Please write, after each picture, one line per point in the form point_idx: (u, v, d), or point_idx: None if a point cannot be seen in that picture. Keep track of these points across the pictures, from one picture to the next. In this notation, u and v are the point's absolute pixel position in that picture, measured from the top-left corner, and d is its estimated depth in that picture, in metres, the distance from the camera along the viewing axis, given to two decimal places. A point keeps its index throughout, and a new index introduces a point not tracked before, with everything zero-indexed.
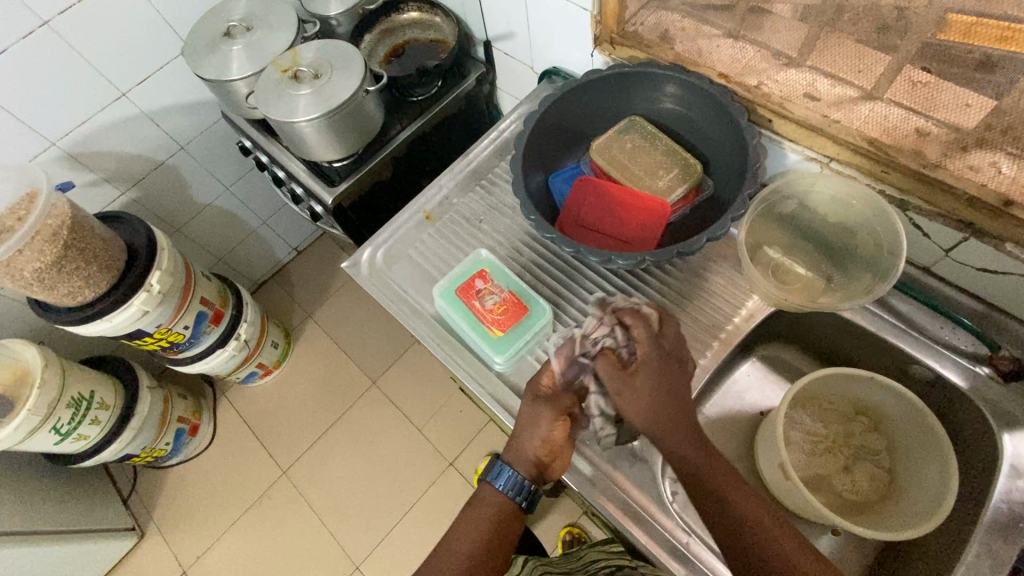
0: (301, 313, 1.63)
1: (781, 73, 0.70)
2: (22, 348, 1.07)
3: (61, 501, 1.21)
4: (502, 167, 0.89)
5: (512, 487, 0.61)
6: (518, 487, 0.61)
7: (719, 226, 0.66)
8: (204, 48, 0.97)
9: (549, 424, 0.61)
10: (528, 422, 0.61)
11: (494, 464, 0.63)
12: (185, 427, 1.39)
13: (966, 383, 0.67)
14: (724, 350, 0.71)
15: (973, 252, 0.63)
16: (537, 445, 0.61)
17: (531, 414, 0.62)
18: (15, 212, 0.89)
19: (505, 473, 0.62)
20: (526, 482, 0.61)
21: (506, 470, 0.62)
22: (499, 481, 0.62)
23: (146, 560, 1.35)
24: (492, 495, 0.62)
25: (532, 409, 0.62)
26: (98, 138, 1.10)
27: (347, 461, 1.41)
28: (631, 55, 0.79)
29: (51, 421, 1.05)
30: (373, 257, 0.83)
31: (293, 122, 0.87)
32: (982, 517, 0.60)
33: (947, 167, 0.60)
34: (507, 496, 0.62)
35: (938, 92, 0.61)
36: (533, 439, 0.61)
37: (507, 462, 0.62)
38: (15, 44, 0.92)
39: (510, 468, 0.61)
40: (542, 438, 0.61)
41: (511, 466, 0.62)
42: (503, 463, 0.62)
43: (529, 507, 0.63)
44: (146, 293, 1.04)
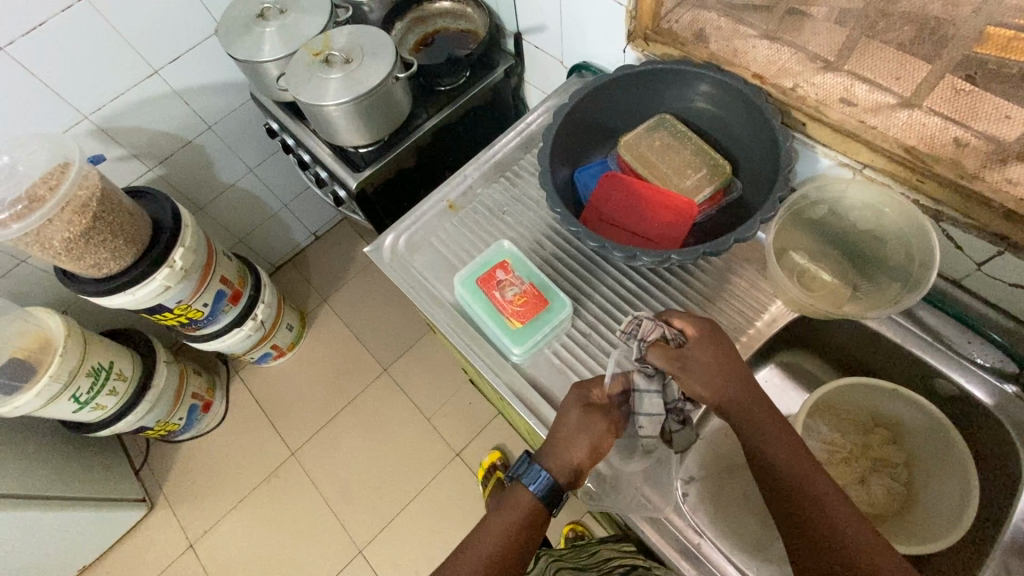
0: (317, 297, 1.64)
1: (818, 77, 0.70)
2: (46, 317, 1.09)
3: (76, 467, 1.23)
4: (527, 159, 0.89)
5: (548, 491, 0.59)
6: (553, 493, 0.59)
7: (748, 227, 0.65)
8: (237, 28, 0.98)
9: (601, 437, 0.60)
10: (578, 429, 0.60)
11: (528, 466, 0.60)
12: (199, 403, 1.41)
13: (991, 401, 0.66)
14: (744, 353, 0.70)
15: (1006, 267, 0.61)
16: (584, 455, 0.60)
17: (582, 424, 0.60)
18: (47, 181, 0.91)
19: (542, 476, 0.59)
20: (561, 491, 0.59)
21: (543, 476, 0.59)
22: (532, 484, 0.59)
23: (155, 532, 1.37)
24: (523, 499, 0.59)
25: (583, 419, 0.61)
26: (128, 113, 1.12)
27: (356, 446, 1.42)
28: (664, 52, 0.78)
29: (71, 389, 1.06)
30: (395, 243, 0.83)
31: (322, 105, 0.88)
32: (1002, 537, 0.59)
33: (986, 179, 0.59)
34: (540, 500, 0.59)
35: (981, 102, 0.62)
36: (581, 450, 0.60)
37: (546, 467, 0.59)
38: (56, 16, 0.94)
39: (548, 472, 0.59)
40: (589, 447, 0.60)
41: (551, 472, 0.59)
42: (540, 465, 0.59)
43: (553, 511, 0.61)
44: (168, 269, 1.05)
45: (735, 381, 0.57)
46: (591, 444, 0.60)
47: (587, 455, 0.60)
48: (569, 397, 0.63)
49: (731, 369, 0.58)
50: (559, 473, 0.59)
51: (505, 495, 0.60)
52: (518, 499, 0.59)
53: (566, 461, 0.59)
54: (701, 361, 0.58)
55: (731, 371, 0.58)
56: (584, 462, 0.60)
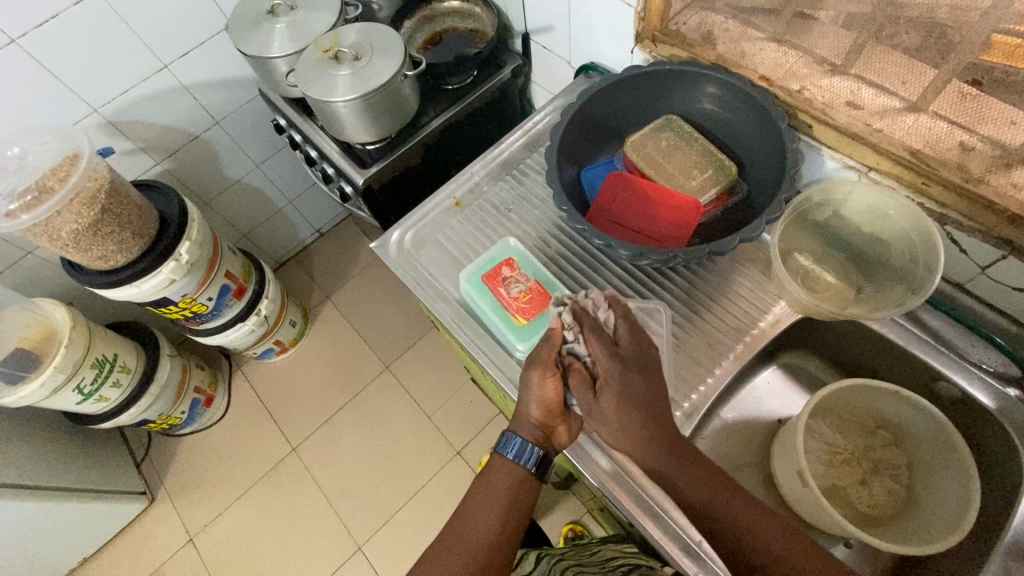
0: (320, 293, 1.65)
1: (826, 79, 0.70)
2: (52, 308, 1.09)
3: (78, 458, 1.24)
4: (534, 158, 0.89)
5: (523, 454, 0.62)
6: (529, 453, 0.62)
7: (753, 228, 0.65)
8: (247, 24, 0.99)
9: (545, 387, 0.62)
10: (523, 388, 0.64)
11: (503, 436, 0.64)
12: (201, 397, 1.41)
13: (994, 405, 0.66)
14: (748, 353, 0.71)
15: (1010, 270, 0.62)
16: (537, 410, 0.62)
17: (523, 382, 0.64)
18: (56, 173, 0.91)
19: (515, 441, 0.63)
20: (532, 447, 0.62)
21: (513, 439, 0.63)
22: (510, 450, 0.63)
23: (155, 525, 1.38)
24: (506, 467, 0.63)
25: (524, 376, 0.64)
26: (137, 107, 1.12)
27: (357, 442, 1.43)
28: (672, 53, 0.78)
29: (75, 380, 1.07)
30: (402, 240, 0.83)
31: (330, 102, 0.88)
32: (1003, 540, 0.60)
33: (990, 183, 0.59)
34: (523, 466, 0.63)
35: (987, 107, 0.62)
36: (531, 404, 0.62)
37: (513, 431, 0.64)
38: (68, 10, 0.94)
39: (521, 437, 0.63)
40: (540, 403, 0.62)
41: (519, 433, 0.63)
42: (512, 432, 0.63)
43: (542, 475, 0.64)
44: (174, 263, 1.06)
45: (641, 428, 0.59)
46: (538, 397, 0.62)
47: (539, 411, 0.62)
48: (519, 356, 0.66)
49: (642, 419, 0.59)
50: (524, 431, 0.63)
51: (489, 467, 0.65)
52: (502, 470, 0.63)
53: (525, 419, 0.63)
54: (603, 412, 0.60)
55: (632, 425, 0.59)
56: (541, 417, 0.63)
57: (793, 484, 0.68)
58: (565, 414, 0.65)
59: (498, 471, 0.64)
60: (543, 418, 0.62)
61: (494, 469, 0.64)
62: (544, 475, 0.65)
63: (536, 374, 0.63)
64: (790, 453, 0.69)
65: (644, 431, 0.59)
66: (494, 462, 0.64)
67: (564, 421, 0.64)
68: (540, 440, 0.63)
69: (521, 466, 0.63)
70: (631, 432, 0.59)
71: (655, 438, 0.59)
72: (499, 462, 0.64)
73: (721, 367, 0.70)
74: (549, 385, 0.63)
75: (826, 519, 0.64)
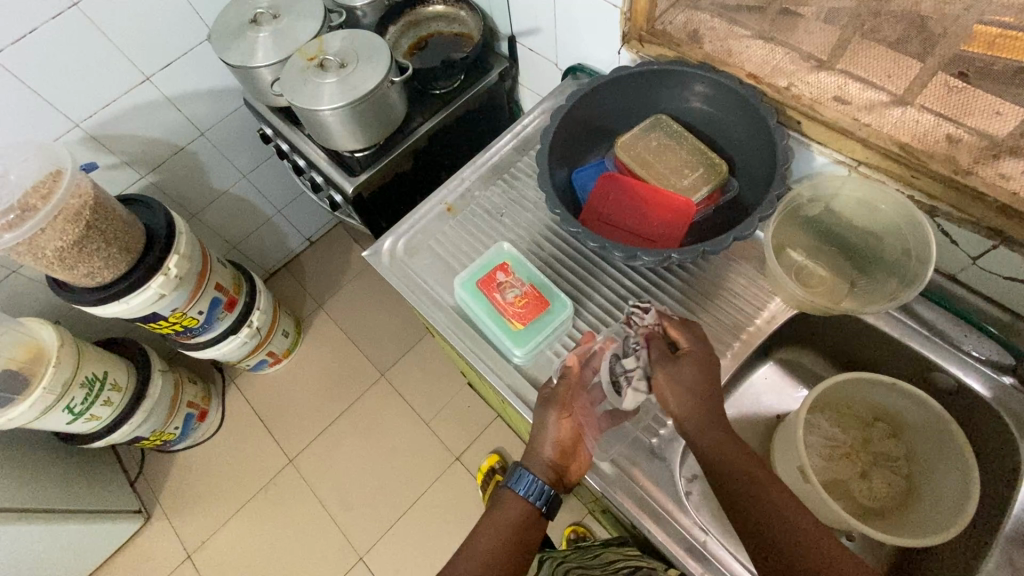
0: (312, 303, 1.64)
1: (812, 75, 0.70)
2: (39, 327, 1.07)
3: (71, 479, 1.22)
4: (525, 162, 0.89)
5: (534, 492, 0.62)
6: (540, 492, 0.63)
7: (746, 226, 0.65)
8: (230, 34, 0.97)
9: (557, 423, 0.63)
10: (537, 426, 0.64)
11: (516, 471, 0.64)
12: (194, 412, 1.39)
13: (989, 394, 0.66)
14: (744, 351, 0.71)
15: (1000, 260, 0.63)
16: (549, 449, 0.63)
17: (540, 419, 0.65)
18: (39, 191, 0.89)
19: (527, 478, 0.63)
20: (545, 487, 0.63)
21: (527, 476, 0.63)
22: (520, 487, 0.63)
23: (152, 543, 1.36)
24: (515, 501, 0.63)
25: (540, 413, 0.65)
26: (120, 121, 1.11)
27: (355, 451, 1.41)
28: (659, 53, 0.79)
29: (65, 400, 1.05)
30: (394, 247, 0.83)
31: (317, 110, 0.88)
32: (1003, 527, 0.60)
33: (979, 174, 0.60)
34: (530, 504, 0.62)
35: (973, 99, 0.61)
36: (546, 444, 0.63)
37: (527, 468, 0.64)
38: (46, 24, 0.93)
39: (532, 473, 0.63)
40: (554, 442, 0.63)
41: (531, 471, 0.63)
42: (524, 468, 0.64)
43: (547, 514, 0.63)
44: (163, 276, 1.04)
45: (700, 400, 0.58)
46: (551, 437, 0.63)
47: (553, 449, 0.63)
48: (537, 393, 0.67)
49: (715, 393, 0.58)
50: (538, 469, 0.63)
51: (497, 501, 0.64)
52: (508, 506, 0.62)
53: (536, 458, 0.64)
54: (678, 373, 0.59)
55: (692, 390, 0.58)
56: (554, 458, 0.64)
57: (793, 480, 0.68)
58: (578, 452, 0.65)
59: (504, 506, 0.63)
60: (557, 458, 0.63)
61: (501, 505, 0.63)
62: (547, 512, 0.64)
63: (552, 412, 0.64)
64: (790, 450, 0.69)
65: (702, 411, 0.57)
66: (502, 496, 0.64)
67: (576, 459, 0.65)
68: (551, 479, 0.64)
69: (530, 503, 0.62)
70: (698, 401, 0.58)
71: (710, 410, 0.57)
72: (507, 496, 0.63)
73: (719, 365, 0.70)
74: (562, 422, 0.64)
75: (827, 513, 0.64)
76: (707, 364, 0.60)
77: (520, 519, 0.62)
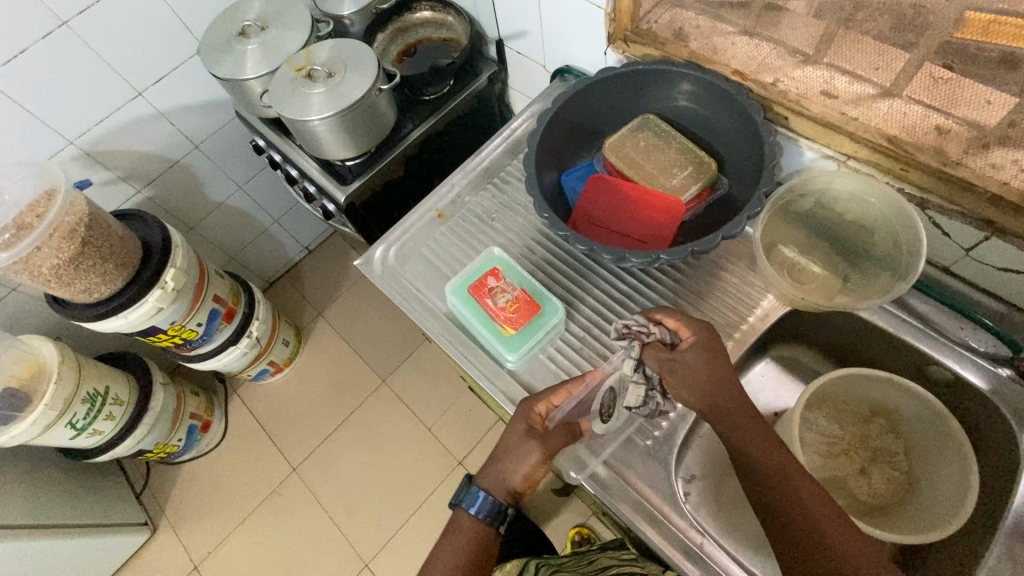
0: (312, 311, 1.64)
1: (798, 70, 0.69)
2: (38, 344, 1.08)
3: (75, 494, 1.22)
4: (514, 165, 0.89)
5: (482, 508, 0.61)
6: (493, 511, 0.61)
7: (735, 224, 0.65)
8: (219, 47, 0.98)
9: (529, 462, 0.60)
10: (513, 454, 0.61)
11: (469, 488, 0.62)
12: (197, 424, 1.40)
13: (987, 385, 0.66)
14: (737, 349, 0.71)
15: (994, 251, 0.62)
16: (519, 479, 0.61)
17: (522, 450, 0.61)
18: (34, 209, 0.90)
19: (479, 498, 0.61)
20: (501, 506, 0.61)
21: (482, 495, 0.61)
22: (473, 505, 0.61)
23: (158, 555, 1.36)
24: (467, 520, 0.61)
25: (520, 446, 0.61)
26: (113, 136, 1.11)
27: (357, 459, 1.42)
28: (645, 53, 0.78)
29: (67, 416, 1.06)
30: (386, 255, 0.83)
31: (307, 120, 0.88)
32: (1004, 520, 0.59)
33: (969, 165, 0.59)
34: (483, 523, 0.61)
35: (960, 89, 0.60)
36: (514, 474, 0.61)
37: (484, 487, 0.62)
38: (37, 43, 0.94)
39: (486, 493, 0.61)
40: (523, 476, 0.61)
41: (485, 489, 0.62)
42: (479, 488, 0.62)
43: (502, 531, 0.62)
44: (160, 290, 1.05)
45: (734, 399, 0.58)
46: (522, 470, 0.61)
47: (521, 480, 0.61)
48: (515, 415, 0.63)
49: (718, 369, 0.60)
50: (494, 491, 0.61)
51: (453, 519, 0.63)
52: (462, 526, 0.61)
53: (501, 483, 0.61)
54: (689, 365, 0.60)
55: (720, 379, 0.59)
56: (519, 485, 0.61)
57: None
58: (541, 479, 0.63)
59: (458, 526, 0.62)
60: (519, 487, 0.61)
61: (456, 524, 0.62)
62: (504, 529, 0.62)
63: (535, 454, 0.60)
64: None
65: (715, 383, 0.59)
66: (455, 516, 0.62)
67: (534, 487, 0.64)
68: (507, 500, 0.62)
69: (482, 521, 0.61)
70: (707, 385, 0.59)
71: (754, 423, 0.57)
72: (462, 514, 0.62)
73: None
74: (539, 465, 0.61)
75: None
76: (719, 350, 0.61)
77: (473, 537, 0.60)
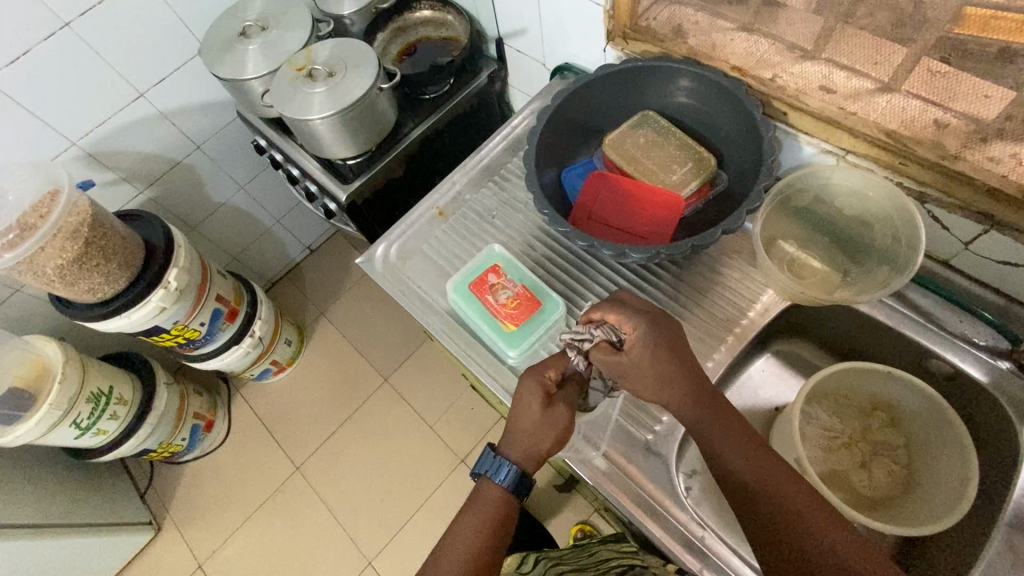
0: (313, 310, 1.65)
1: (797, 66, 0.70)
2: (43, 344, 1.08)
3: (81, 493, 1.23)
4: (514, 163, 0.89)
5: (505, 475, 0.60)
6: (517, 478, 0.60)
7: (735, 219, 0.65)
8: (220, 47, 0.98)
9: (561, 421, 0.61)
10: (542, 423, 0.60)
11: (493, 459, 0.61)
12: (201, 423, 1.40)
13: (987, 379, 0.66)
14: (738, 344, 0.71)
15: (993, 244, 0.62)
16: (550, 444, 0.60)
17: (548, 417, 0.60)
18: (37, 209, 0.91)
19: (505, 467, 0.60)
20: (524, 473, 0.60)
21: (506, 464, 0.60)
22: (498, 474, 0.60)
23: (162, 554, 1.37)
24: (493, 490, 0.60)
25: (545, 415, 0.60)
26: (115, 137, 1.12)
27: (359, 457, 1.42)
28: (644, 50, 0.79)
29: (72, 416, 1.06)
30: (387, 253, 0.83)
31: (308, 120, 0.88)
32: (1004, 513, 0.60)
33: (967, 159, 0.59)
34: (507, 491, 0.60)
35: (957, 82, 0.62)
36: (547, 439, 0.60)
37: (507, 456, 0.60)
38: (40, 45, 0.94)
39: (513, 464, 0.60)
40: (555, 438, 0.60)
41: (510, 456, 0.60)
42: (503, 456, 0.61)
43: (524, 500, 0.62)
44: (163, 290, 1.05)
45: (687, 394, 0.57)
46: (554, 432, 0.60)
47: (552, 445, 0.60)
48: (527, 384, 0.62)
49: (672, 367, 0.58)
50: (521, 457, 0.60)
51: (474, 491, 0.62)
52: (487, 497, 0.60)
53: (529, 452, 0.60)
54: (636, 365, 0.59)
55: (668, 377, 0.58)
56: (551, 449, 0.60)
57: None
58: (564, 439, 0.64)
59: (482, 497, 0.61)
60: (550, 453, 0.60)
61: (478, 497, 0.61)
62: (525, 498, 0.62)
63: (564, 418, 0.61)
64: (786, 442, 0.69)
65: (672, 380, 0.58)
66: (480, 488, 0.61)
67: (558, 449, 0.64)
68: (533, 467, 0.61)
69: (507, 489, 0.60)
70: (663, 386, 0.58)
71: (720, 415, 0.56)
72: (484, 486, 0.61)
73: (713, 359, 0.70)
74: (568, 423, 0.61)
75: None
76: (666, 344, 0.59)
77: (498, 505, 0.60)
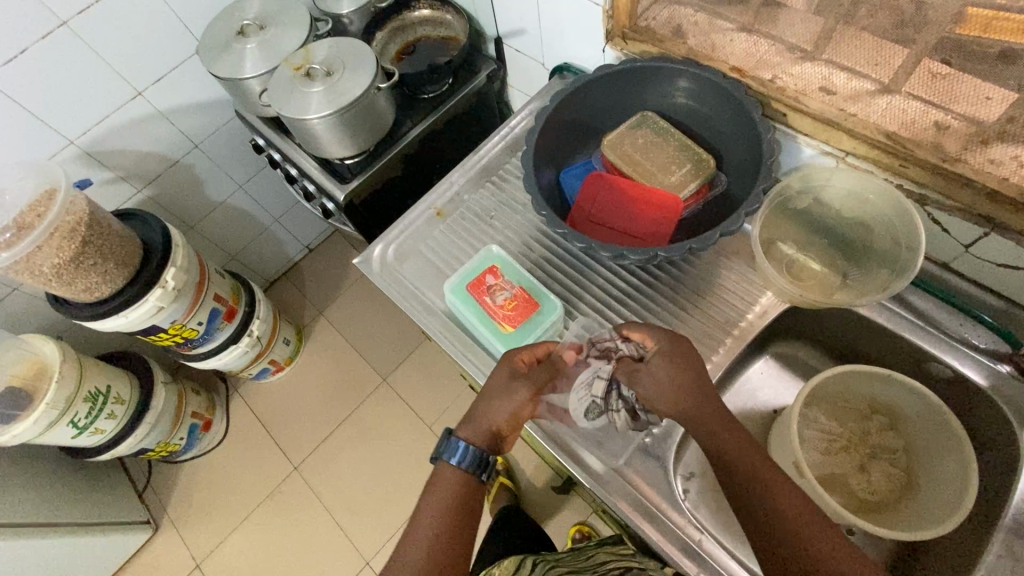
0: (312, 310, 1.64)
1: (797, 67, 0.69)
2: (41, 343, 1.08)
3: (78, 492, 1.23)
4: (513, 163, 0.89)
5: (459, 454, 0.59)
6: (473, 457, 0.59)
7: (734, 220, 0.65)
8: (217, 46, 0.98)
9: (515, 399, 0.61)
10: (499, 395, 0.62)
11: (447, 441, 0.60)
12: (198, 422, 1.40)
13: (986, 382, 0.66)
14: (737, 346, 0.70)
15: (992, 247, 0.62)
16: (504, 418, 0.61)
17: (501, 390, 0.62)
18: (35, 208, 0.90)
19: (460, 447, 0.59)
20: (482, 452, 0.59)
21: (461, 444, 0.59)
22: (454, 456, 0.59)
23: (160, 554, 1.37)
24: (449, 474, 0.59)
25: (505, 384, 0.62)
26: (113, 136, 1.12)
27: (358, 457, 1.42)
28: (643, 50, 0.78)
29: (69, 415, 1.06)
30: (384, 254, 0.83)
31: (306, 119, 0.88)
32: (1003, 518, 0.59)
33: (968, 161, 0.59)
34: (466, 472, 0.59)
35: (959, 85, 0.61)
36: (501, 413, 0.61)
37: (462, 437, 0.60)
38: (37, 43, 0.94)
39: (466, 442, 0.59)
40: (510, 413, 0.61)
41: (462, 437, 0.60)
42: (457, 438, 0.60)
43: (487, 482, 0.61)
44: (161, 289, 1.05)
45: (701, 405, 0.56)
46: (507, 408, 0.61)
47: (506, 420, 0.61)
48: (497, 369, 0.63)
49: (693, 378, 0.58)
50: (470, 434, 0.60)
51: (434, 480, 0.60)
52: (445, 483, 0.59)
53: (484, 429, 0.60)
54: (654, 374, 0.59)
55: (688, 383, 0.58)
56: (504, 425, 0.61)
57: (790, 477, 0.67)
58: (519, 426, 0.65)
59: (441, 487, 0.59)
60: (505, 428, 0.62)
61: (436, 486, 0.59)
62: (487, 480, 0.61)
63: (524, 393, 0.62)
64: (784, 445, 0.68)
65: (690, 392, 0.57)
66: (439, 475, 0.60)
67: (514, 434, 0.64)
68: (487, 445, 0.60)
69: (466, 471, 0.59)
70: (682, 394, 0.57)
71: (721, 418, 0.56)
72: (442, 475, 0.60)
73: (711, 362, 0.69)
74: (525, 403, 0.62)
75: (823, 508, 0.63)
76: (686, 355, 0.60)
77: (457, 491, 0.58)
